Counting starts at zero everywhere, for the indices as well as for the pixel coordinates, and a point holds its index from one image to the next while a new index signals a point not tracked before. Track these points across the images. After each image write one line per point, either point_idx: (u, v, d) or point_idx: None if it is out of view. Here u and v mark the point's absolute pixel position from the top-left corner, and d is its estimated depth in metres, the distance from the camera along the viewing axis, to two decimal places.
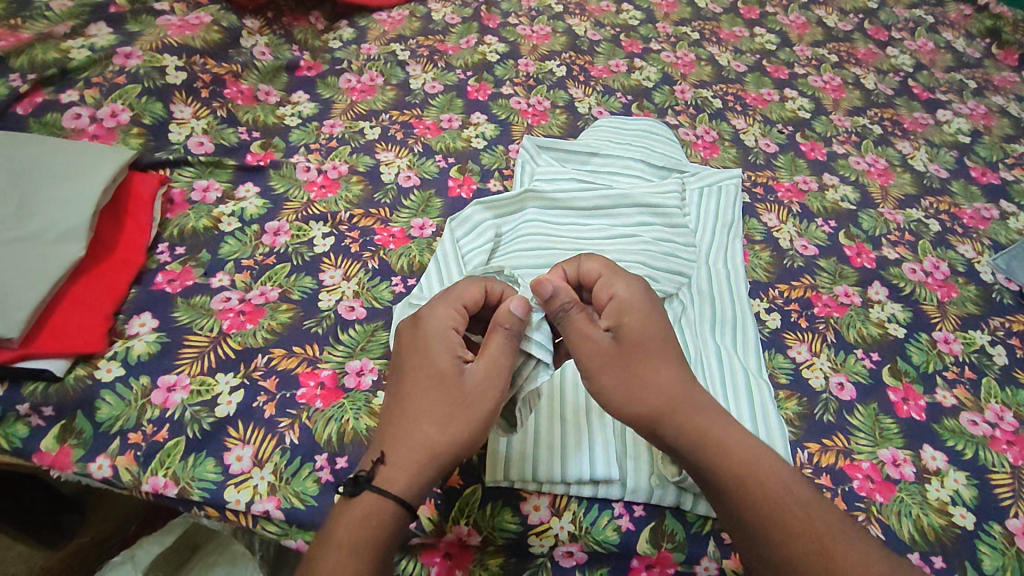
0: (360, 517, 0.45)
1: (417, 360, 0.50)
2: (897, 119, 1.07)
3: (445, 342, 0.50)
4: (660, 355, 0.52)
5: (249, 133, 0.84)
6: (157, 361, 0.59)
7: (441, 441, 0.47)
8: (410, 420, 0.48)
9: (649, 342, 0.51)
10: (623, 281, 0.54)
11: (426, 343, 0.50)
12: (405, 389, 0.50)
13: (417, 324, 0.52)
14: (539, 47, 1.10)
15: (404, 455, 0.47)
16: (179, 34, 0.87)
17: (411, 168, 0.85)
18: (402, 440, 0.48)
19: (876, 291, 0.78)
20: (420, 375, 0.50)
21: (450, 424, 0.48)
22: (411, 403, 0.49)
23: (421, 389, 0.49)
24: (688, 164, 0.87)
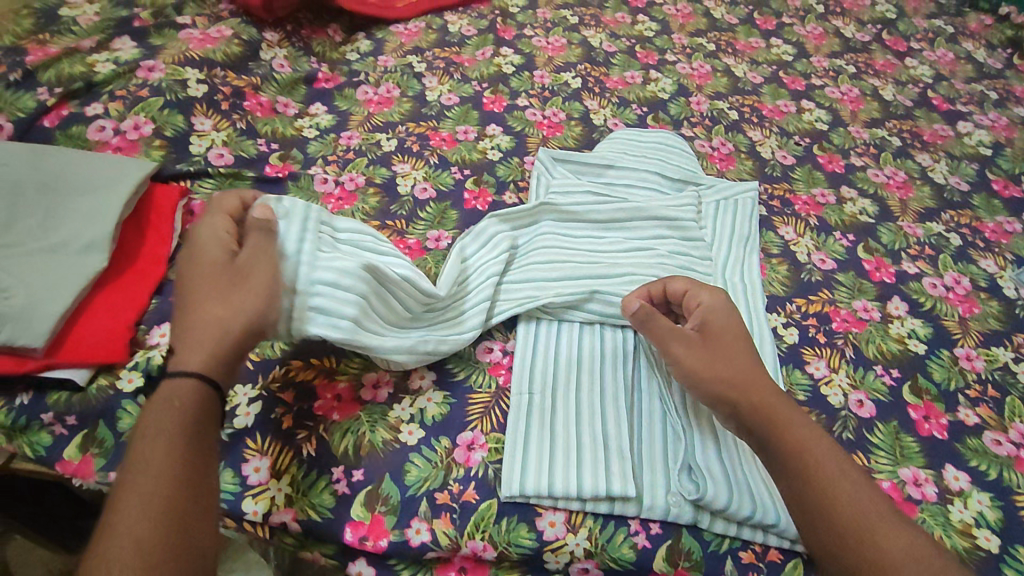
0: (173, 404, 0.46)
1: (196, 263, 0.53)
2: (916, 131, 1.06)
3: (215, 242, 0.54)
4: (738, 348, 0.58)
5: (268, 145, 0.85)
6: None
7: (232, 313, 0.50)
8: (196, 309, 0.50)
9: (729, 337, 0.59)
10: (708, 291, 0.61)
11: (202, 246, 0.54)
12: (188, 288, 0.52)
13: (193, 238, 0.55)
14: (555, 59, 1.10)
15: (201, 336, 0.49)
16: (200, 47, 0.88)
17: (427, 180, 0.85)
18: (191, 327, 0.49)
19: (895, 306, 0.77)
20: (199, 271, 0.52)
21: (232, 298, 0.51)
22: (194, 296, 0.51)
23: (204, 281, 0.52)
24: (704, 177, 0.86)
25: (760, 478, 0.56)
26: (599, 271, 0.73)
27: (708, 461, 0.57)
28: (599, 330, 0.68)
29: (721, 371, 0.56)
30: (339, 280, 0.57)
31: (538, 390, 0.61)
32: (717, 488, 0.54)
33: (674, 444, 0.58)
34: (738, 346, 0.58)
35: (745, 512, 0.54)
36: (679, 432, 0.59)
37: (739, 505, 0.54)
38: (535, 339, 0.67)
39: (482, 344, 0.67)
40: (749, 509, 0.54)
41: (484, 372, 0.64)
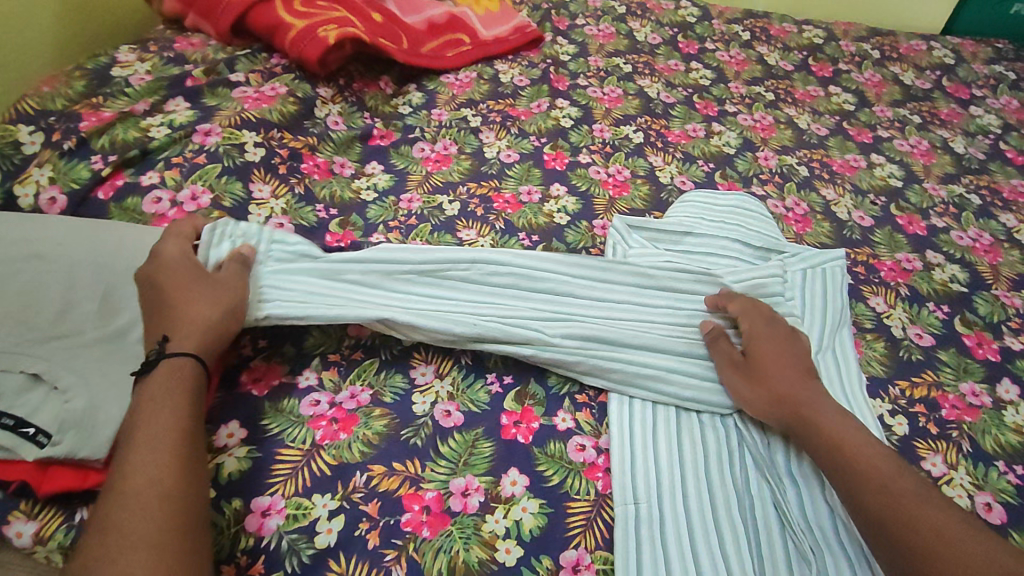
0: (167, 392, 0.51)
1: (166, 275, 0.59)
2: (994, 187, 1.01)
3: (186, 260, 0.61)
4: (787, 359, 0.63)
5: (326, 211, 0.81)
6: (250, 481, 0.54)
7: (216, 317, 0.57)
8: (176, 312, 0.56)
9: (770, 353, 0.63)
10: (761, 316, 0.67)
11: (168, 262, 0.60)
12: (160, 296, 0.58)
13: (158, 256, 0.60)
14: (613, 111, 1.06)
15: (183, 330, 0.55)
16: (256, 107, 0.84)
17: (495, 248, 0.80)
18: (182, 320, 0.56)
19: (1006, 388, 0.72)
20: (171, 280, 0.59)
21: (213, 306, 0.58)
22: (169, 302, 0.57)
23: (180, 289, 0.58)
24: (787, 244, 0.82)
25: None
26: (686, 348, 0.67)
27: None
28: (699, 424, 0.63)
29: (766, 375, 0.61)
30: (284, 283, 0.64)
31: (643, 500, 0.56)
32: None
33: (800, 564, 0.53)
34: (786, 362, 0.63)
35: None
36: (804, 550, 0.54)
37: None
38: (631, 433, 0.61)
39: (573, 441, 0.60)
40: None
41: (579, 476, 0.58)
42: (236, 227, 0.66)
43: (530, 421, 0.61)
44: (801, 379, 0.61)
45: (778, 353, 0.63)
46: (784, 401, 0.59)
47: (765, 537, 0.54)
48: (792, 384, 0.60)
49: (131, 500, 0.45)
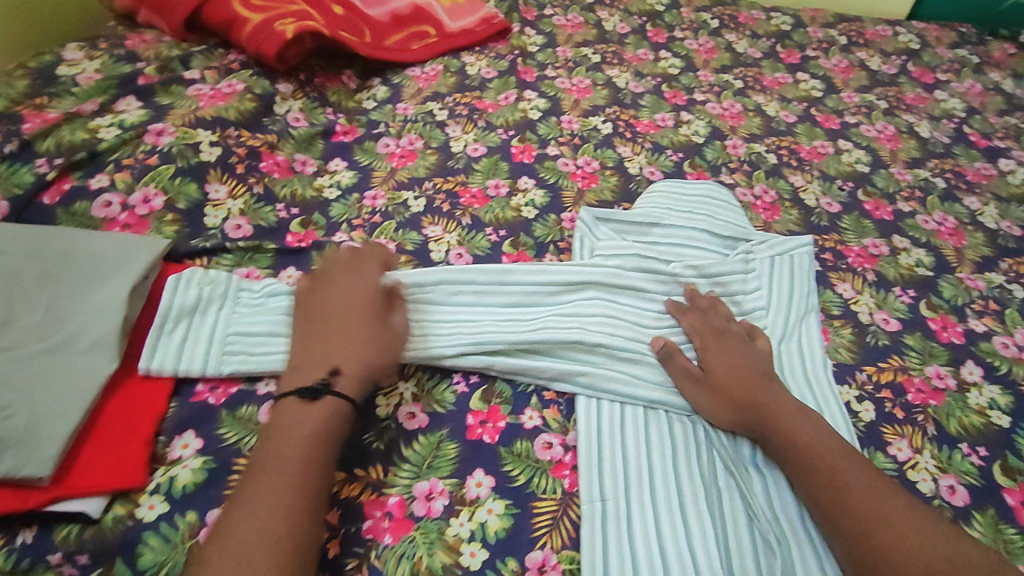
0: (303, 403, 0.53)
1: (309, 312, 0.61)
2: (959, 170, 1.02)
3: (354, 287, 0.62)
4: (748, 364, 0.64)
5: (287, 210, 0.79)
6: (205, 492, 0.53)
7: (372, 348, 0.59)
8: (366, 338, 0.58)
9: (732, 353, 0.64)
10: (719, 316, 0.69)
11: (346, 291, 0.62)
12: (326, 324, 0.59)
13: (327, 288, 0.62)
14: (581, 102, 1.05)
15: (353, 356, 0.57)
16: (212, 105, 0.82)
17: (461, 245, 0.79)
18: (334, 353, 0.57)
19: (970, 371, 0.73)
20: (336, 310, 0.60)
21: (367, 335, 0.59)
22: (332, 331, 0.59)
23: (355, 315, 0.60)
24: (754, 233, 0.81)
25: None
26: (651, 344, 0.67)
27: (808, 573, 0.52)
28: (667, 419, 0.63)
29: (730, 386, 0.61)
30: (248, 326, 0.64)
31: (609, 496, 0.55)
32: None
33: (767, 553, 0.53)
34: (750, 371, 0.63)
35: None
36: (770, 539, 0.54)
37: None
38: (598, 430, 0.60)
39: (540, 438, 0.60)
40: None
41: (546, 474, 0.57)
42: (200, 272, 0.66)
43: (497, 420, 0.61)
44: (761, 383, 0.61)
45: (738, 363, 0.63)
46: (747, 408, 0.60)
47: (733, 528, 0.54)
48: (755, 391, 0.60)
49: (265, 507, 0.47)
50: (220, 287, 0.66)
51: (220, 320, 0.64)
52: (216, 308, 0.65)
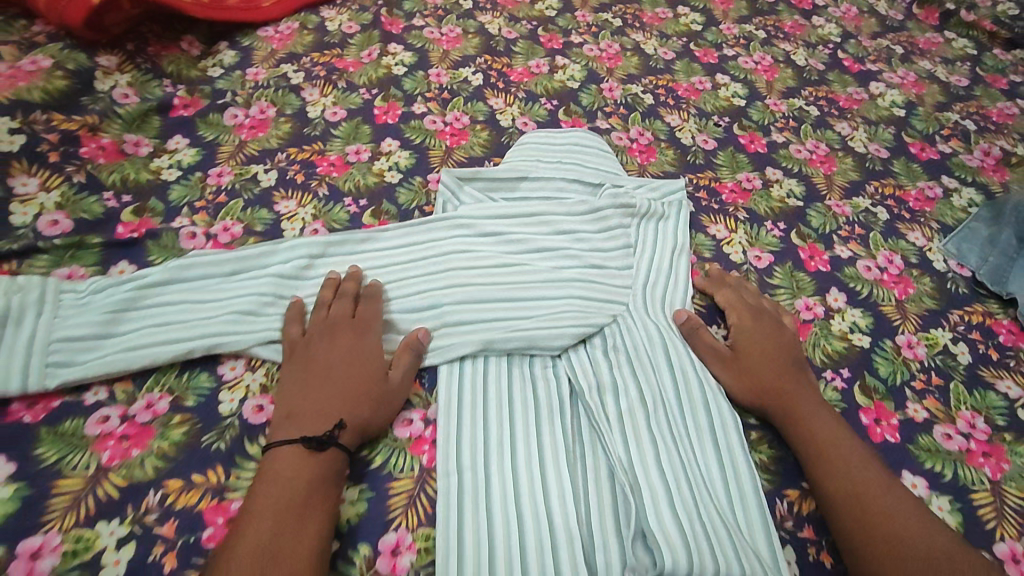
0: (285, 473, 0.50)
1: (313, 351, 0.59)
2: (832, 97, 1.02)
3: (359, 330, 0.61)
4: (773, 360, 0.64)
5: (117, 198, 0.71)
6: (17, 523, 0.48)
7: (371, 396, 0.56)
8: (364, 388, 0.57)
9: (769, 344, 0.65)
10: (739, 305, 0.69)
11: (344, 326, 0.61)
12: (320, 369, 0.57)
13: (329, 327, 0.61)
14: (451, 53, 0.99)
15: (352, 408, 0.55)
16: (10, 86, 0.71)
17: (317, 219, 0.74)
18: (331, 401, 0.55)
19: (834, 297, 0.74)
20: (332, 357, 0.58)
21: (367, 387, 0.57)
22: (332, 380, 0.57)
23: (350, 366, 0.58)
24: (627, 179, 0.79)
25: (724, 532, 0.52)
26: (508, 300, 0.65)
27: (665, 530, 0.51)
28: (530, 378, 0.62)
29: (757, 386, 0.62)
30: (74, 331, 0.58)
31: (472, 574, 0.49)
32: (676, 555, 0.49)
33: (621, 516, 0.53)
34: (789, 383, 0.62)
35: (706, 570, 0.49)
36: (625, 497, 0.54)
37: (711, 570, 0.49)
38: (459, 398, 0.59)
39: (401, 416, 0.58)
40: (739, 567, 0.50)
41: (404, 453, 0.56)
42: (14, 282, 0.59)
43: None
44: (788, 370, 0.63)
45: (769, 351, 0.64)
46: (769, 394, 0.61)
47: (586, 491, 0.54)
48: (775, 377, 0.62)
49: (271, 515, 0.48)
50: (32, 293, 0.59)
51: (38, 331, 0.57)
52: (32, 315, 0.58)
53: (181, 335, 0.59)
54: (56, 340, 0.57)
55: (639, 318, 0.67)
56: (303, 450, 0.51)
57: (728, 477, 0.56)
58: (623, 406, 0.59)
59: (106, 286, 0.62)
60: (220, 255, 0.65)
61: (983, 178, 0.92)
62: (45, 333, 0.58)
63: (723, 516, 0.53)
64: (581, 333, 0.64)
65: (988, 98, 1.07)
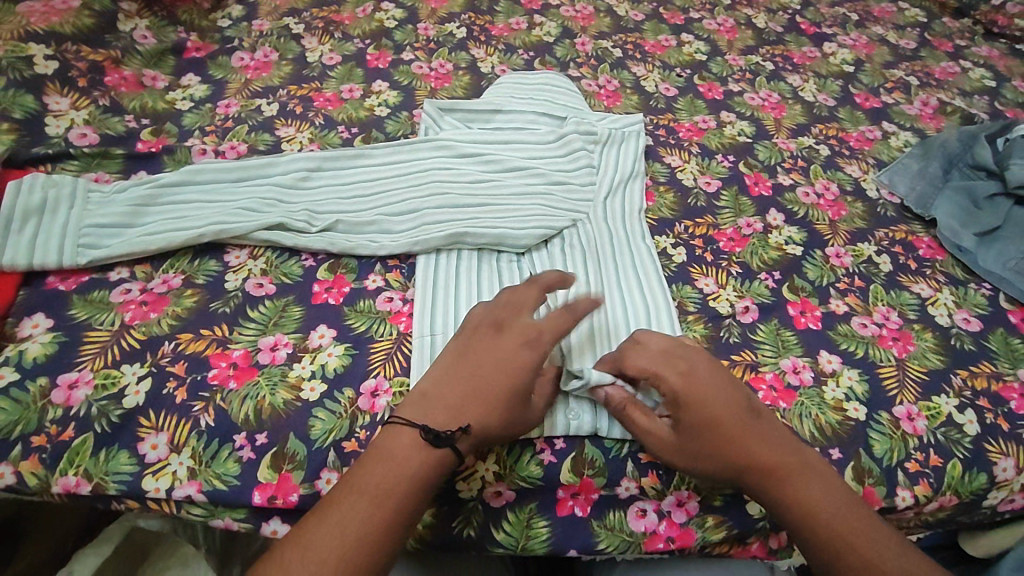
0: (396, 457, 0.50)
1: (473, 342, 0.57)
2: (787, 54, 1.11)
3: (524, 340, 0.56)
4: (720, 435, 0.54)
5: (137, 120, 0.80)
6: (56, 361, 0.58)
7: (502, 410, 0.53)
8: (503, 404, 0.54)
9: (711, 421, 0.55)
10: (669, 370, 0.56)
11: (512, 330, 0.57)
12: (476, 366, 0.55)
13: (501, 326, 0.57)
14: (438, 10, 1.08)
15: (483, 416, 0.53)
16: (44, 20, 0.80)
17: (313, 142, 0.83)
18: (470, 402, 0.53)
19: (773, 217, 0.83)
20: (486, 358, 0.55)
21: (506, 401, 0.54)
22: (473, 386, 0.54)
23: (502, 374, 0.54)
24: (590, 114, 0.89)
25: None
26: (480, 205, 0.74)
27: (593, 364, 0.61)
28: (496, 269, 0.71)
29: (679, 445, 0.55)
30: (101, 220, 0.67)
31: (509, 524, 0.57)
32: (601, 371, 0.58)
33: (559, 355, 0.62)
34: (727, 426, 0.55)
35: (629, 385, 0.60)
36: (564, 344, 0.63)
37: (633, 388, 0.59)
38: (434, 282, 0.68)
39: (381, 295, 0.68)
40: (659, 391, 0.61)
41: (384, 322, 0.65)
42: (50, 179, 0.68)
43: (341, 287, 0.68)
44: (734, 434, 0.55)
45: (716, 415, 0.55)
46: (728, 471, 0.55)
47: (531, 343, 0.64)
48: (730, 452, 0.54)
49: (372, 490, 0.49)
50: (65, 189, 0.68)
51: (71, 218, 0.66)
52: (65, 207, 0.67)
53: (193, 224, 0.68)
54: (86, 226, 0.66)
55: (594, 226, 0.76)
56: (421, 439, 0.51)
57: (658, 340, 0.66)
58: (574, 290, 0.69)
59: (128, 186, 0.70)
60: (228, 164, 0.74)
61: (920, 125, 1.01)
62: (76, 221, 0.66)
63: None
64: (543, 231, 0.73)
65: (933, 58, 1.16)
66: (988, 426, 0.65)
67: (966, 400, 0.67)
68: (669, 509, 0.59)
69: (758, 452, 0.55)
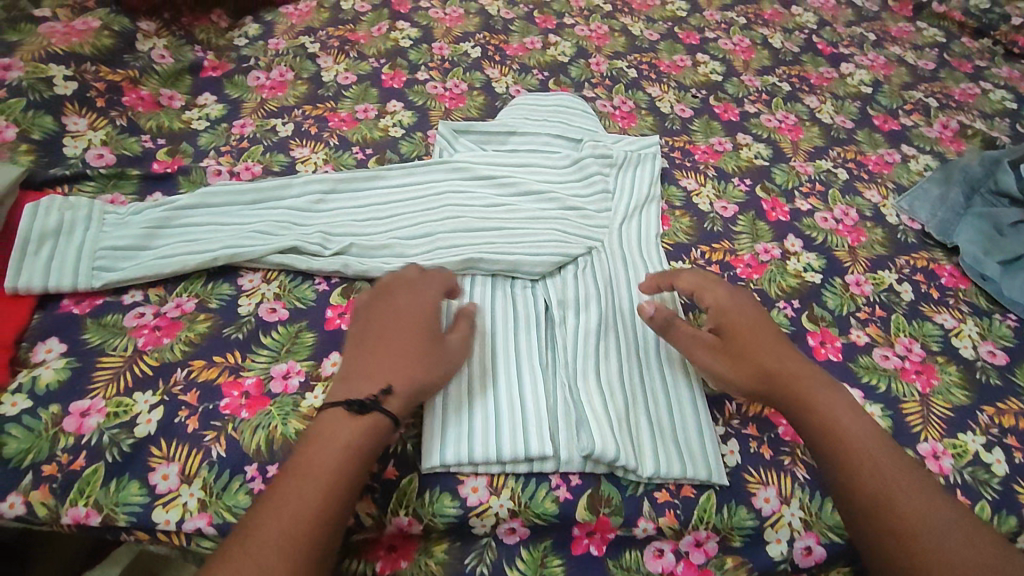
0: (327, 439, 0.50)
1: (370, 313, 0.59)
2: (804, 75, 1.10)
3: (416, 300, 0.60)
4: (755, 342, 0.61)
5: (153, 141, 0.80)
6: (68, 387, 0.57)
7: (421, 366, 0.56)
8: (421, 358, 0.56)
9: (749, 332, 0.61)
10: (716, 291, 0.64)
11: (400, 298, 0.60)
12: (381, 336, 0.57)
13: (392, 296, 0.60)
14: (453, 29, 1.08)
15: (404, 373, 0.55)
16: (65, 41, 0.81)
17: (327, 163, 0.83)
18: (386, 367, 0.55)
19: (791, 242, 0.81)
20: (385, 321, 0.58)
21: (420, 359, 0.56)
22: (386, 347, 0.56)
23: (404, 335, 0.57)
24: (606, 136, 0.88)
25: (646, 435, 0.59)
26: (495, 230, 0.73)
27: (597, 420, 0.58)
28: (511, 295, 0.70)
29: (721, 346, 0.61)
30: (116, 242, 0.67)
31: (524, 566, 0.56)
32: (604, 438, 0.57)
33: (562, 409, 0.60)
34: (757, 334, 0.61)
35: (635, 444, 0.59)
36: (567, 397, 0.61)
37: (635, 459, 0.57)
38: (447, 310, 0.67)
39: None
40: (672, 436, 0.60)
41: None
42: (68, 200, 0.68)
43: None
44: (772, 345, 0.61)
45: (755, 332, 0.61)
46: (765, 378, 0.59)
47: (535, 393, 0.60)
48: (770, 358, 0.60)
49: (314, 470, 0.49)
50: (81, 211, 0.68)
51: (87, 238, 0.67)
52: (81, 229, 0.67)
53: (207, 247, 0.68)
54: (102, 249, 0.66)
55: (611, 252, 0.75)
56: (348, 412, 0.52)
57: (676, 408, 0.62)
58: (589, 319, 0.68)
59: (144, 206, 0.71)
60: (242, 186, 0.74)
61: (940, 148, 0.99)
62: (92, 244, 0.66)
63: (658, 423, 0.61)
64: (558, 259, 0.72)
65: (952, 79, 1.14)
66: (1016, 465, 0.64)
67: (992, 438, 0.65)
68: (687, 549, 0.57)
69: (793, 362, 0.60)
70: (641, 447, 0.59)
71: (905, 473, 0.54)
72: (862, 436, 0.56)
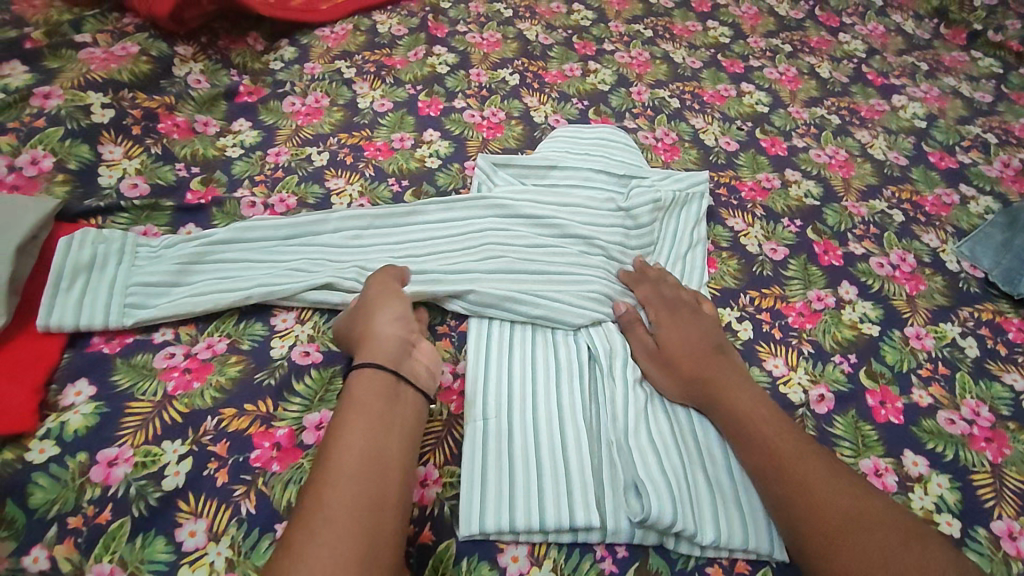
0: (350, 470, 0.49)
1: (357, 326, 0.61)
2: (854, 107, 1.06)
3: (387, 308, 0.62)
4: (691, 347, 0.64)
5: (188, 169, 0.79)
6: (96, 434, 0.55)
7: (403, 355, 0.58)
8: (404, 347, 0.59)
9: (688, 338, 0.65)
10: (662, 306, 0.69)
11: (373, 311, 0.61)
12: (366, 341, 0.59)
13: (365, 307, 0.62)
14: (490, 55, 1.06)
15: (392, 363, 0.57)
16: (103, 68, 0.81)
17: (363, 195, 0.81)
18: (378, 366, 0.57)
19: (846, 290, 0.77)
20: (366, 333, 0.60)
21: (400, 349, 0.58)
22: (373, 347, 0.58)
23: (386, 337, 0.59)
24: (650, 172, 0.85)
25: (703, 505, 0.56)
26: (535, 274, 0.71)
27: (650, 485, 0.55)
28: (552, 344, 0.67)
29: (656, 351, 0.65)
30: (149, 277, 0.66)
31: None
32: (661, 503, 0.54)
33: (609, 473, 0.57)
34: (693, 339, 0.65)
35: (694, 512, 0.55)
36: (614, 458, 0.58)
37: (692, 529, 0.54)
38: (485, 357, 0.64)
39: None
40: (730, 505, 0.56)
41: (434, 399, 0.62)
42: (102, 233, 0.67)
43: None
44: (708, 354, 0.63)
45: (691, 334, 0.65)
46: (693, 383, 0.61)
47: (580, 454, 0.58)
48: (702, 364, 0.62)
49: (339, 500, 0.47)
50: (114, 244, 0.67)
51: (120, 272, 0.65)
52: (114, 262, 0.66)
53: (240, 286, 0.66)
54: (134, 284, 0.65)
55: None
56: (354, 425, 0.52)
57: (733, 473, 0.58)
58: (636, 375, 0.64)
59: (177, 240, 0.69)
60: (276, 221, 0.72)
61: (1001, 189, 0.94)
62: (125, 278, 0.65)
63: (715, 488, 0.57)
64: (601, 308, 0.69)
65: (1011, 113, 1.09)
66: None
67: None
68: None
69: (728, 368, 0.62)
70: (699, 515, 0.55)
71: (837, 485, 0.53)
72: (797, 453, 0.55)
